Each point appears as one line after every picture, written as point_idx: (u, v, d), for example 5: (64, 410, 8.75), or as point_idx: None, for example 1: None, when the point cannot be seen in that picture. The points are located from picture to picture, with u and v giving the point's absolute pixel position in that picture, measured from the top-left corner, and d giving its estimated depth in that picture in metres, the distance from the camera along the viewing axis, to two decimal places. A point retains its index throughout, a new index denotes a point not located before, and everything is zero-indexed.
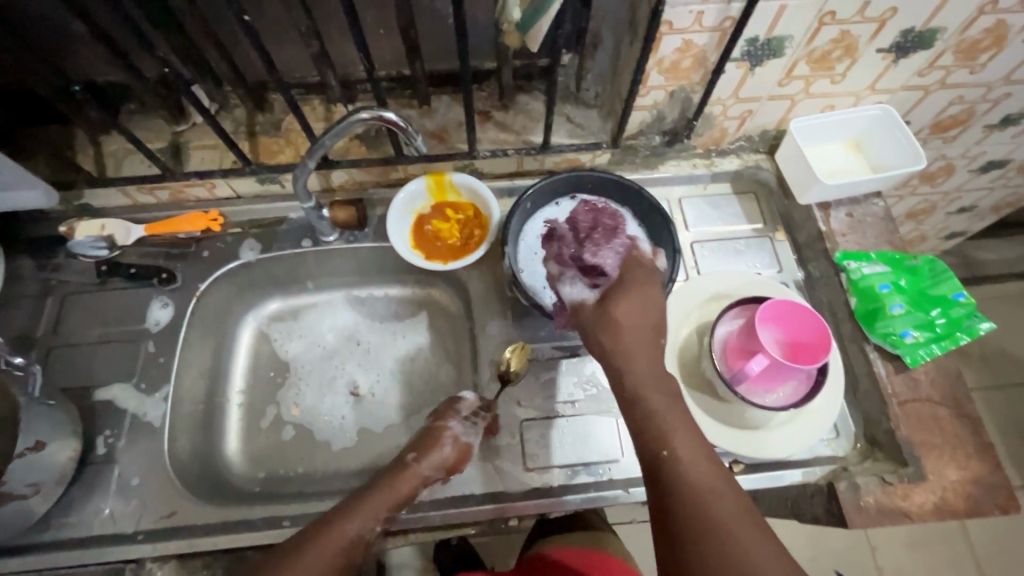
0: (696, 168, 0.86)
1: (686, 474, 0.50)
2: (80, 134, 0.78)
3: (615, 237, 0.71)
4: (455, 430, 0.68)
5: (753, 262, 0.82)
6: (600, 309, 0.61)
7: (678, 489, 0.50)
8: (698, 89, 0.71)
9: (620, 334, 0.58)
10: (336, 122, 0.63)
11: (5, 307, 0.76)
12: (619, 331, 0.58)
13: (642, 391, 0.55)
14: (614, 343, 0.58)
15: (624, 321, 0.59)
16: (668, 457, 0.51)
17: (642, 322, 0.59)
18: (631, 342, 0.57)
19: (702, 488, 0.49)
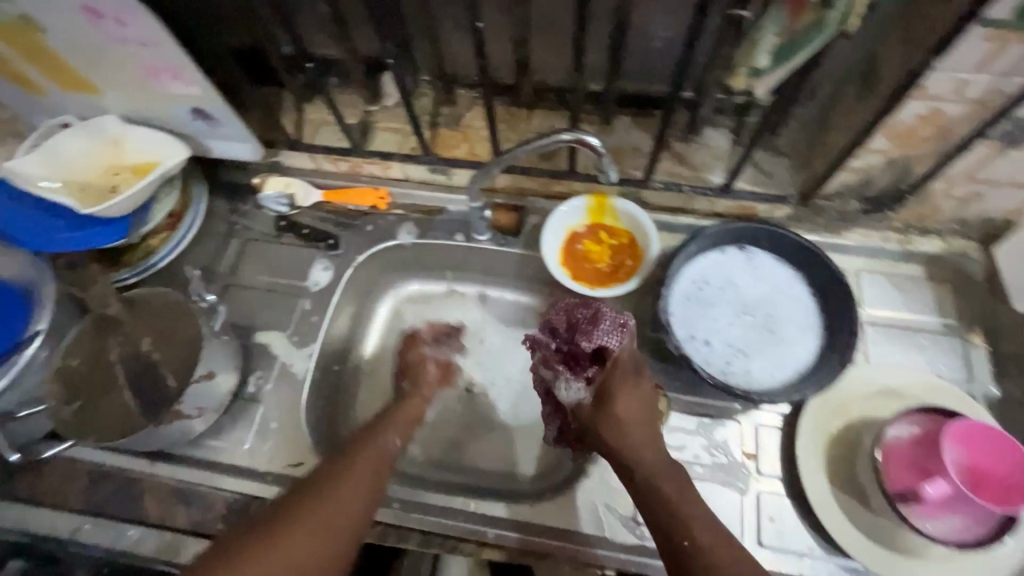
0: (888, 242, 0.76)
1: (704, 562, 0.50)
2: (287, 98, 0.85)
3: (600, 319, 0.64)
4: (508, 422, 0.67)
5: (937, 363, 0.71)
6: (600, 408, 0.61)
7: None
8: (927, 161, 0.63)
9: (613, 421, 0.59)
10: (534, 138, 0.61)
11: (198, 240, 0.86)
12: (611, 419, 0.59)
13: (656, 479, 0.56)
14: (616, 441, 0.58)
15: (623, 417, 0.59)
16: (689, 547, 0.51)
17: (635, 416, 0.59)
18: (631, 438, 0.58)
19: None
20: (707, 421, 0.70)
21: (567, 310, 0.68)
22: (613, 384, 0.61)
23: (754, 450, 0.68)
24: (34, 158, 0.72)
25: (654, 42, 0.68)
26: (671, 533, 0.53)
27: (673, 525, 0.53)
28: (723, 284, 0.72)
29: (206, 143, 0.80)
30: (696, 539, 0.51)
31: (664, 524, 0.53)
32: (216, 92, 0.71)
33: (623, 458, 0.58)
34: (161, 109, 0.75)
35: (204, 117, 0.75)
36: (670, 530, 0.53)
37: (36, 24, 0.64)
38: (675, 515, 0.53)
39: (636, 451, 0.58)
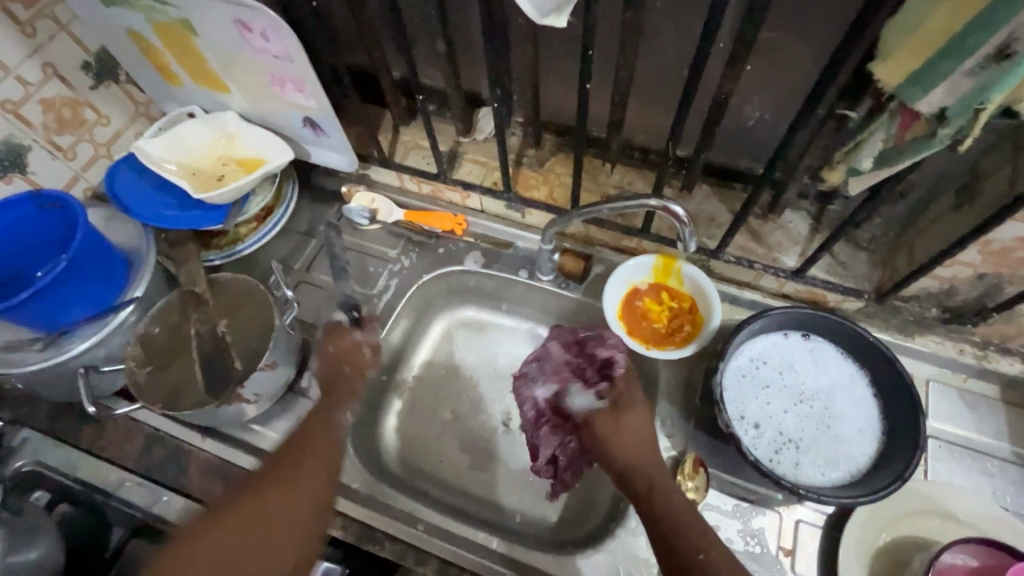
0: (963, 355, 0.73)
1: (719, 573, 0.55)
2: (387, 118, 0.91)
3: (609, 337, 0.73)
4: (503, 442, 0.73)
5: (1002, 492, 0.67)
6: (615, 422, 0.66)
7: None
8: (1020, 281, 0.61)
9: (623, 439, 0.64)
10: (620, 198, 0.63)
11: (281, 235, 0.92)
12: (625, 441, 0.64)
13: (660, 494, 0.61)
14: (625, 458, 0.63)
15: (630, 433, 0.65)
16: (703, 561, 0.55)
17: (639, 439, 0.64)
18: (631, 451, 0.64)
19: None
20: (745, 506, 0.68)
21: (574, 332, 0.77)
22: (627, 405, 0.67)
23: (791, 547, 0.65)
24: (162, 142, 0.79)
25: (748, 122, 0.70)
26: (683, 548, 0.57)
27: (686, 544, 0.57)
28: (781, 367, 0.71)
29: (308, 149, 0.87)
30: (710, 551, 0.56)
31: (674, 534, 0.58)
32: (330, 106, 0.77)
33: (634, 476, 0.62)
34: (276, 114, 0.82)
35: (313, 127, 0.81)
36: (681, 541, 0.57)
37: (192, 28, 0.72)
38: (685, 531, 0.58)
39: (645, 482, 0.62)
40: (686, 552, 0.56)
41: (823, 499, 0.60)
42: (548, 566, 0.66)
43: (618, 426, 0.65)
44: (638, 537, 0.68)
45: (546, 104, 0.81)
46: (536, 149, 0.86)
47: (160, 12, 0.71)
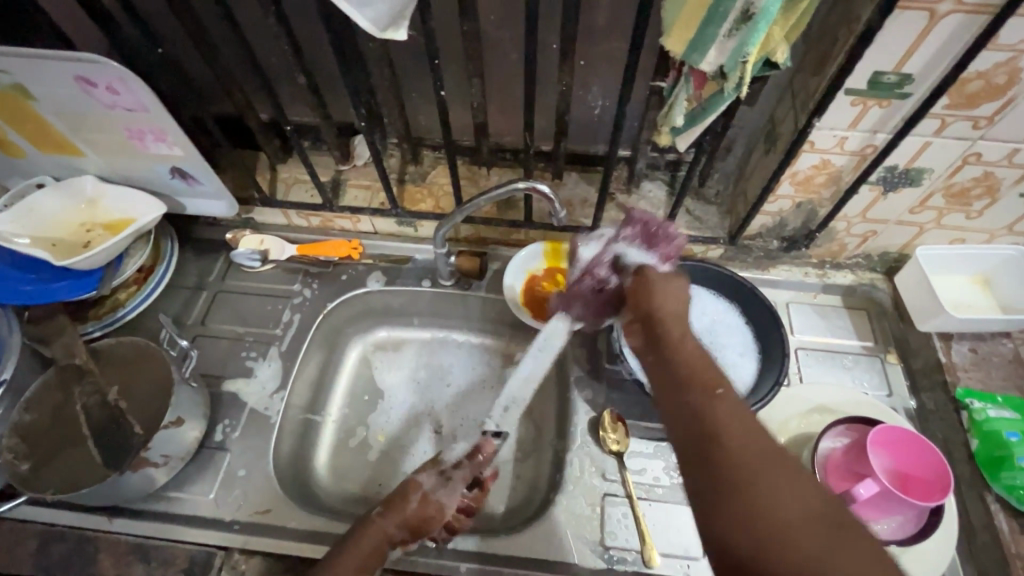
0: (808, 276, 0.86)
1: (736, 414, 0.48)
2: (263, 159, 0.92)
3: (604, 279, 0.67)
4: (423, 486, 0.66)
5: (860, 380, 0.79)
6: (661, 280, 0.61)
7: (721, 421, 0.48)
8: (827, 204, 0.74)
9: (662, 279, 0.61)
10: (493, 188, 0.70)
11: (168, 293, 0.87)
12: (668, 301, 0.60)
13: (665, 317, 0.58)
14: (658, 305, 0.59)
15: (663, 296, 0.60)
16: (720, 393, 0.50)
17: (681, 302, 0.60)
18: (656, 301, 0.60)
19: (743, 428, 0.47)
20: (663, 445, 0.75)
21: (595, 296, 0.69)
22: (670, 263, 0.64)
23: None
24: (11, 216, 0.74)
25: (594, 109, 0.79)
26: (690, 384, 0.52)
27: (700, 383, 0.51)
28: None
29: (181, 201, 0.85)
30: (731, 389, 0.50)
31: (691, 377, 0.52)
32: (198, 154, 0.77)
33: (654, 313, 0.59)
34: (141, 170, 0.80)
35: (183, 177, 0.80)
36: (697, 382, 0.51)
37: (28, 93, 0.69)
38: (705, 370, 0.52)
39: (672, 330, 0.57)
40: (700, 391, 0.50)
41: None
42: (500, 549, 0.68)
43: (654, 287, 0.61)
44: (576, 499, 0.72)
45: (416, 121, 0.86)
46: (416, 166, 0.91)
47: None
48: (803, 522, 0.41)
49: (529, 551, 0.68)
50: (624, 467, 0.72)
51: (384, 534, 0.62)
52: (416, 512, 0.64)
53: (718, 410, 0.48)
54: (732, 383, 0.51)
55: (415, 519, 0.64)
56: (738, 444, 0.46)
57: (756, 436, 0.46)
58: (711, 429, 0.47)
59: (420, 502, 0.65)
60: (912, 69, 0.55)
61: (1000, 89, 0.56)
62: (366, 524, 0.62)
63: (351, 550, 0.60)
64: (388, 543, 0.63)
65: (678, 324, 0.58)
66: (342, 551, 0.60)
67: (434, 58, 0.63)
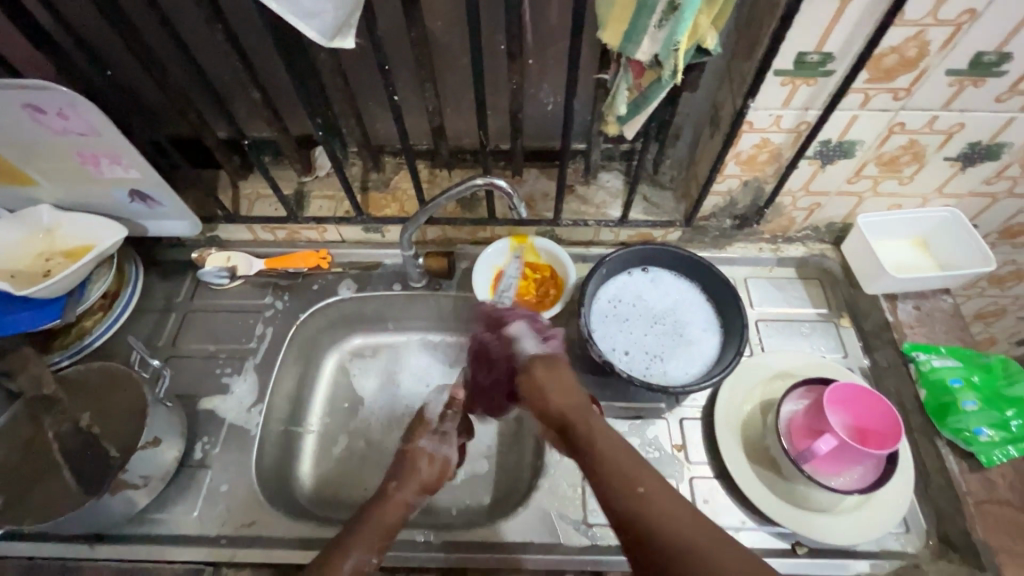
0: (762, 252, 0.90)
1: (656, 504, 0.55)
2: (224, 177, 0.92)
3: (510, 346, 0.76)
4: (428, 448, 0.74)
5: (818, 345, 0.84)
6: (545, 375, 0.72)
7: (647, 521, 0.54)
8: (771, 180, 0.78)
9: (552, 395, 0.70)
10: (453, 186, 0.72)
11: (135, 317, 0.87)
12: (552, 396, 0.69)
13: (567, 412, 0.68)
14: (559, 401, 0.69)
15: (554, 393, 0.70)
16: (643, 491, 0.56)
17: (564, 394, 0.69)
18: (547, 387, 0.70)
19: (664, 517, 0.53)
20: (638, 422, 0.77)
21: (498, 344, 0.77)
22: (554, 372, 0.72)
23: (682, 442, 0.76)
24: None
25: (546, 105, 0.82)
26: (614, 489, 0.58)
27: (622, 482, 0.58)
28: (633, 300, 0.83)
29: (143, 224, 0.84)
30: (647, 483, 0.57)
31: (609, 480, 0.58)
32: (157, 175, 0.77)
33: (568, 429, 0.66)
34: (99, 196, 0.79)
35: (143, 199, 0.80)
36: (615, 481, 0.58)
37: None
38: (620, 471, 0.59)
39: (581, 429, 0.66)
40: (623, 492, 0.57)
41: (688, 391, 0.71)
42: (487, 537, 0.70)
43: (547, 385, 0.71)
44: (557, 482, 0.74)
45: (375, 129, 0.87)
46: (379, 173, 0.92)
47: None
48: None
49: (515, 536, 0.70)
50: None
51: (398, 506, 0.65)
52: (421, 474, 0.70)
53: (650, 512, 0.54)
54: (649, 477, 0.57)
55: (422, 480, 0.70)
56: (668, 541, 0.52)
57: (681, 522, 0.53)
58: (641, 526, 0.54)
59: (428, 464, 0.72)
60: (832, 48, 0.60)
61: (912, 62, 0.61)
62: (379, 500, 0.65)
63: (368, 527, 0.62)
64: (404, 511, 0.66)
65: (580, 416, 0.67)
66: (364, 521, 0.62)
67: (385, 64, 0.65)
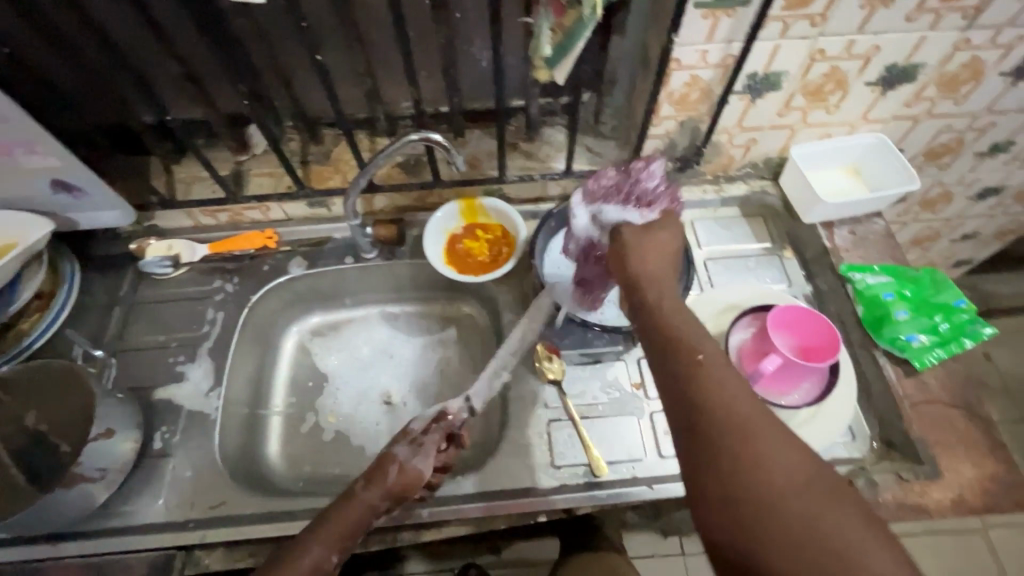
0: (706, 193, 0.93)
1: (714, 371, 0.52)
2: (155, 162, 0.88)
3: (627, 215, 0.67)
4: (399, 456, 0.66)
5: (764, 277, 0.87)
6: (639, 239, 0.65)
7: (711, 387, 0.51)
8: (705, 118, 0.80)
9: (646, 263, 0.64)
10: (387, 145, 0.71)
11: (78, 315, 0.84)
12: (641, 262, 0.64)
13: (638, 283, 0.63)
14: (636, 269, 0.64)
15: (646, 263, 0.64)
16: (702, 359, 0.54)
17: (658, 259, 0.65)
18: (638, 265, 0.64)
19: (742, 415, 0.49)
20: (597, 366, 0.79)
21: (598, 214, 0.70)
22: (651, 236, 0.66)
23: (640, 380, 0.78)
24: None
25: (480, 61, 0.81)
26: (676, 353, 0.55)
27: (683, 349, 0.55)
28: None
29: (73, 217, 0.81)
30: (709, 352, 0.54)
31: (670, 341, 0.57)
32: (80, 162, 0.73)
33: (647, 288, 0.63)
34: (19, 189, 0.75)
35: (67, 190, 0.76)
36: (677, 345, 0.56)
37: None
38: (678, 343, 0.56)
39: (649, 293, 0.63)
40: (683, 353, 0.55)
41: None
42: (458, 489, 0.71)
43: (628, 256, 0.65)
44: (523, 430, 0.75)
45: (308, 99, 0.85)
46: (318, 146, 0.90)
47: None
48: (794, 481, 0.45)
49: (486, 486, 0.72)
50: (563, 393, 0.77)
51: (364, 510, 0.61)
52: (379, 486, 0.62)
53: (714, 389, 0.51)
54: (710, 345, 0.55)
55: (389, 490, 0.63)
56: (730, 407, 0.50)
57: (736, 383, 0.51)
58: (699, 386, 0.52)
59: (399, 472, 0.64)
60: None
61: None
62: (346, 501, 0.61)
63: (329, 525, 0.59)
64: (371, 517, 0.61)
65: (652, 285, 0.63)
66: (326, 518, 0.60)
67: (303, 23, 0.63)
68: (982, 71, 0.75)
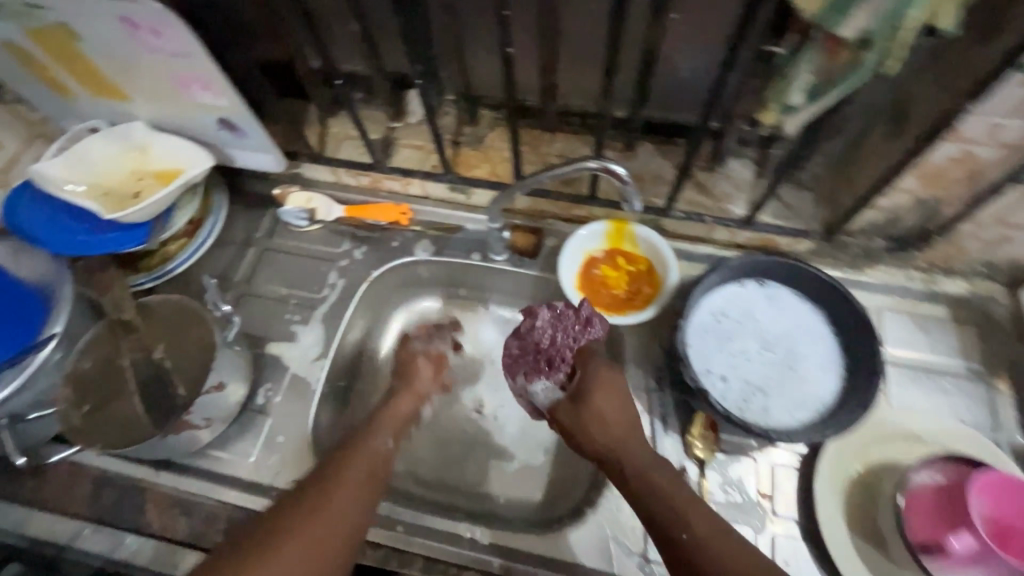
0: (910, 281, 0.75)
1: (709, 556, 0.49)
2: (313, 111, 0.86)
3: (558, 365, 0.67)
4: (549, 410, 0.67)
5: (959, 407, 0.70)
6: (579, 410, 0.62)
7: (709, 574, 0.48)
8: (956, 203, 0.62)
9: (603, 426, 0.60)
10: (557, 164, 0.62)
11: (217, 248, 0.86)
12: (597, 433, 0.60)
13: (616, 447, 0.58)
14: (599, 439, 0.59)
15: (604, 414, 0.60)
16: (688, 539, 0.50)
17: (607, 416, 0.60)
18: (612, 434, 0.59)
19: None
20: (721, 458, 0.68)
21: (518, 346, 0.70)
22: (588, 402, 0.62)
23: (770, 490, 0.66)
24: (63, 159, 0.72)
25: (680, 72, 0.68)
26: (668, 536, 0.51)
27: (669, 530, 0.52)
28: (741, 317, 0.71)
29: (230, 153, 0.81)
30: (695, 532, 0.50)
31: (654, 522, 0.53)
32: (244, 105, 0.72)
33: (611, 464, 0.58)
34: (189, 119, 0.76)
35: (231, 129, 0.76)
36: (660, 527, 0.52)
37: (73, 32, 0.65)
38: (671, 511, 0.52)
39: (619, 469, 0.57)
40: (670, 542, 0.51)
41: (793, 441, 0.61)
42: (537, 546, 0.66)
43: (585, 406, 0.62)
44: (619, 503, 0.68)
45: (476, 76, 0.78)
46: (473, 127, 0.83)
47: (35, 18, 0.64)
48: None
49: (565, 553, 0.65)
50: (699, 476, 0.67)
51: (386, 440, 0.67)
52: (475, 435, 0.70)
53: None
54: (697, 523, 0.51)
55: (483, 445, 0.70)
56: None
57: (729, 558, 0.48)
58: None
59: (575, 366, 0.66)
60: None
61: None
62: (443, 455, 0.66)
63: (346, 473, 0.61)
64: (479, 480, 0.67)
65: (634, 449, 0.57)
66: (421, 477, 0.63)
67: None
68: None
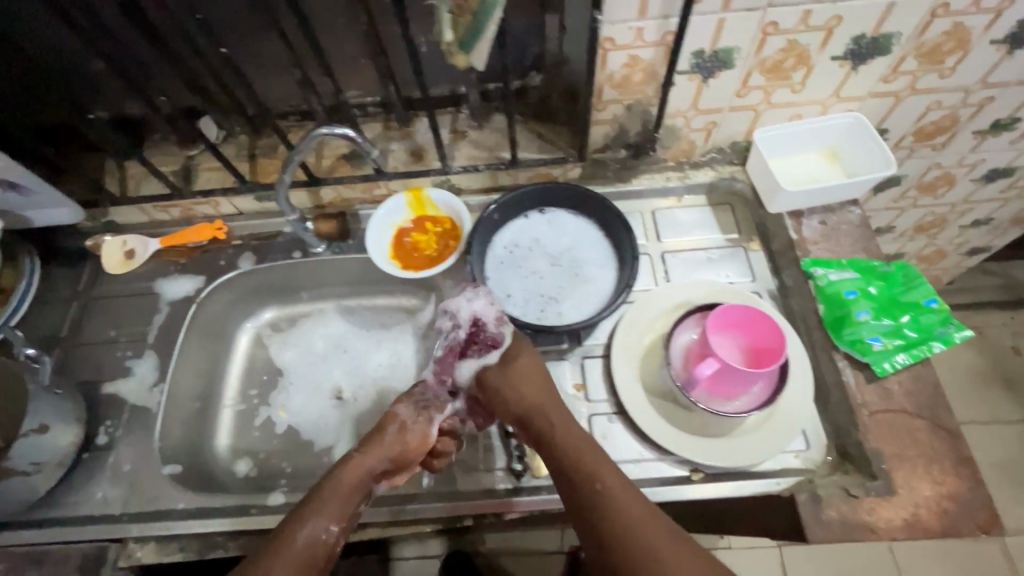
0: (669, 181, 0.87)
1: (616, 497, 0.56)
2: (107, 158, 0.88)
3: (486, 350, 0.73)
4: (402, 417, 0.69)
5: (725, 271, 0.81)
6: (500, 375, 0.69)
7: (615, 515, 0.54)
8: (654, 101, 0.74)
9: (520, 391, 0.67)
10: (301, 140, 0.70)
11: (37, 311, 0.86)
12: (519, 393, 0.67)
13: (544, 412, 0.65)
14: (522, 398, 0.66)
15: (522, 372, 0.68)
16: (601, 489, 0.57)
17: (530, 394, 0.66)
18: (527, 393, 0.66)
19: (641, 522, 0.54)
20: None
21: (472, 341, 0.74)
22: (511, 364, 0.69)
23: (582, 381, 0.75)
24: None
25: (417, 46, 0.78)
26: (581, 487, 0.58)
27: (584, 477, 0.58)
28: (530, 243, 0.80)
29: (25, 215, 0.82)
30: (608, 479, 0.57)
31: (574, 470, 0.59)
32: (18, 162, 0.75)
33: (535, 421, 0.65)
34: None
35: (14, 188, 0.77)
36: (580, 474, 0.58)
37: None
38: (583, 465, 0.59)
39: (544, 423, 0.64)
40: (585, 485, 0.57)
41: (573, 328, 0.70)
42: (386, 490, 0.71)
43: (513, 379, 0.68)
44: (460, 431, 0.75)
45: None
46: (266, 138, 0.88)
47: None
48: None
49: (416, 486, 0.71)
50: None
51: (365, 470, 0.64)
52: (395, 440, 0.67)
53: (621, 515, 0.54)
54: (608, 472, 0.58)
55: (395, 449, 0.67)
56: (638, 534, 0.53)
57: (629, 507, 0.55)
58: (602, 516, 0.55)
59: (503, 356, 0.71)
60: None
61: None
62: (345, 466, 0.63)
63: (332, 496, 0.60)
64: (369, 478, 0.64)
65: (544, 415, 0.65)
66: (321, 493, 0.60)
67: None
68: (968, 39, 0.67)
